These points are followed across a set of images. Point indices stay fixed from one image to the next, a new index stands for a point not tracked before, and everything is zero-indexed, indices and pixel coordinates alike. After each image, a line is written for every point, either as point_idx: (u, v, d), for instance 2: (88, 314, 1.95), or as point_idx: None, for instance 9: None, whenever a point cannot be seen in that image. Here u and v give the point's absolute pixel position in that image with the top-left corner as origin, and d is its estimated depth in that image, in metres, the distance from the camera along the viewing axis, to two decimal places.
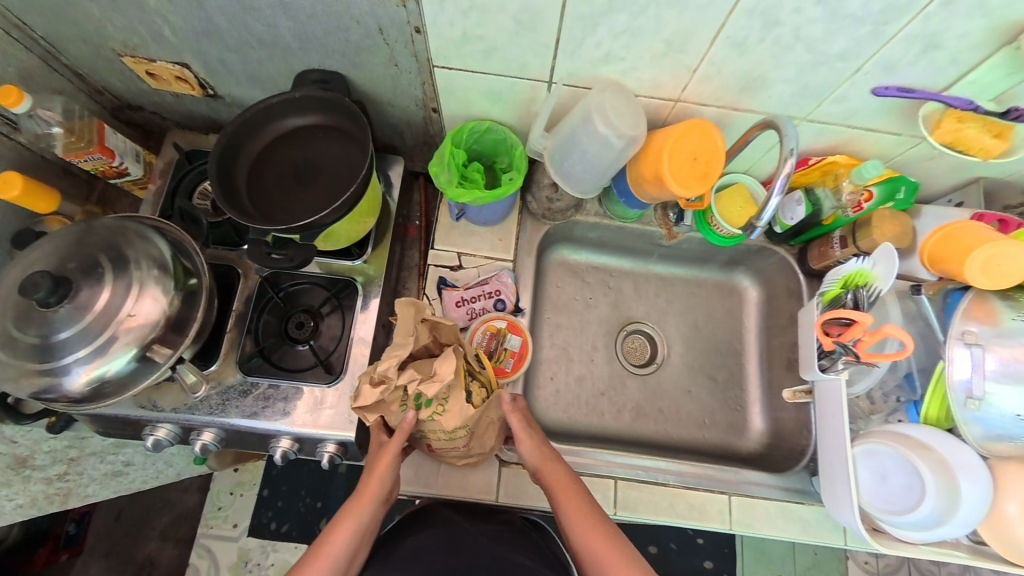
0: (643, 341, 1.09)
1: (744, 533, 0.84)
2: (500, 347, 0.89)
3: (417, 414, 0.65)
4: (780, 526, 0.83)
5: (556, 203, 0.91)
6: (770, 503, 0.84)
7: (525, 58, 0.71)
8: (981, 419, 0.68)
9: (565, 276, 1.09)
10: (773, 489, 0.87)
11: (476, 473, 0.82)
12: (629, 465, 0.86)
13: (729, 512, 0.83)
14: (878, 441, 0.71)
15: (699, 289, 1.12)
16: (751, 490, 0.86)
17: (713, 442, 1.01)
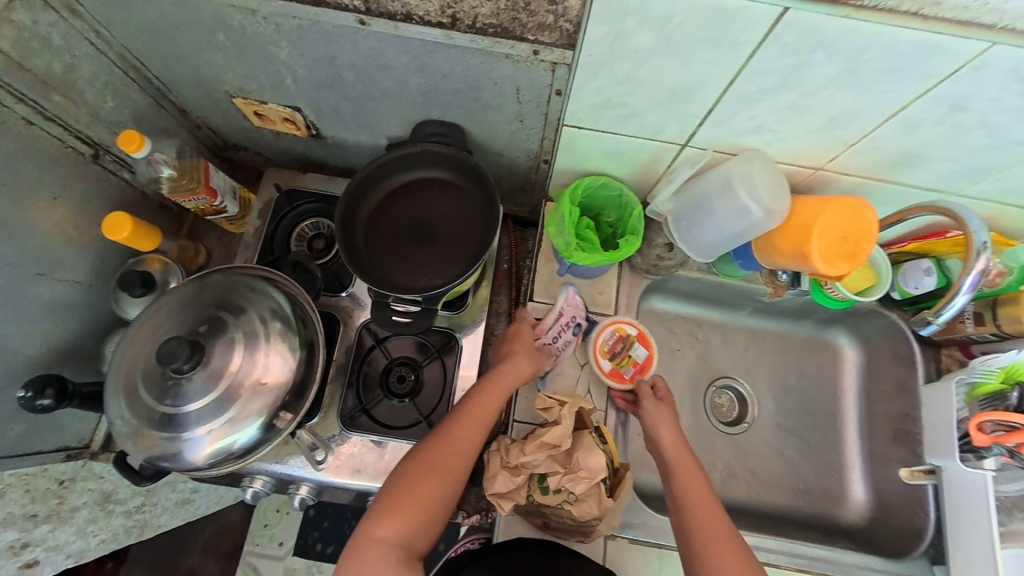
0: (731, 398, 1.05)
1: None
2: (625, 352, 0.85)
3: (545, 501, 0.62)
4: None
5: (665, 261, 0.88)
6: None
7: (667, 124, 0.70)
8: None
9: (653, 325, 1.06)
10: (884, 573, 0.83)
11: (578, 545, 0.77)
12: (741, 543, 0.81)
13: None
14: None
15: (792, 345, 1.07)
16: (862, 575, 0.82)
17: (809, 510, 0.96)
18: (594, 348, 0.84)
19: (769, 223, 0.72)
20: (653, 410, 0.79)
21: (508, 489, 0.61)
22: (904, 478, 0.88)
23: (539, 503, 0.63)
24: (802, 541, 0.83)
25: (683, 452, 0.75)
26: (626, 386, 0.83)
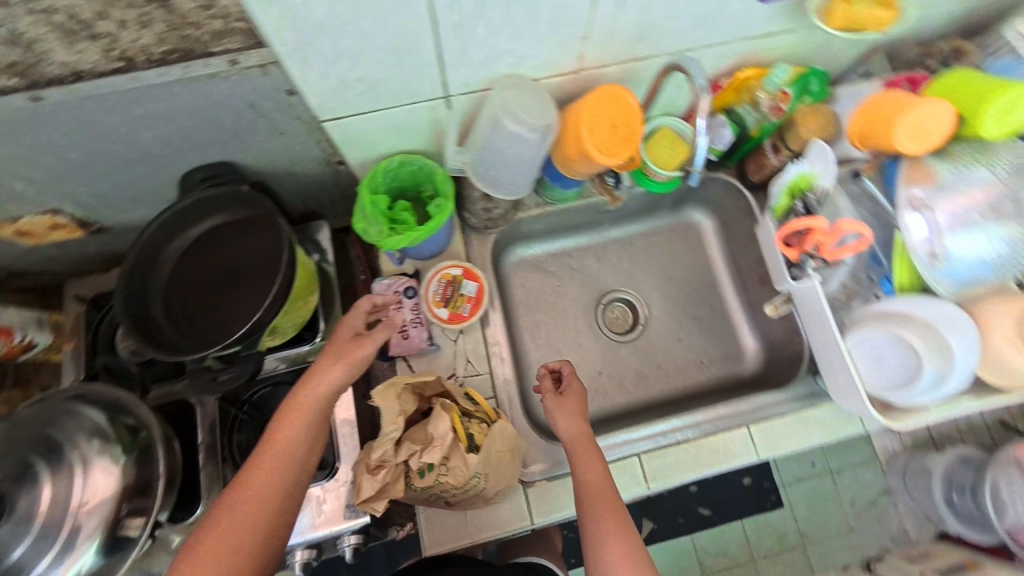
0: (622, 308, 1.09)
1: (772, 454, 0.83)
2: (455, 292, 0.83)
3: (423, 483, 0.62)
4: (803, 436, 0.81)
5: (494, 210, 0.88)
6: (787, 418, 0.82)
7: (412, 81, 0.69)
8: (949, 271, 0.68)
9: (528, 272, 1.07)
10: (786, 403, 0.84)
11: (501, 506, 0.74)
12: (654, 432, 0.83)
13: (751, 440, 0.81)
14: (872, 327, 0.71)
15: (658, 238, 1.12)
16: (766, 412, 0.84)
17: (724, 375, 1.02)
18: (426, 301, 0.82)
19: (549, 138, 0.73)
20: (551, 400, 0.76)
21: (378, 489, 0.61)
22: (772, 314, 0.89)
23: (421, 487, 0.62)
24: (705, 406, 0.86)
25: (586, 437, 0.75)
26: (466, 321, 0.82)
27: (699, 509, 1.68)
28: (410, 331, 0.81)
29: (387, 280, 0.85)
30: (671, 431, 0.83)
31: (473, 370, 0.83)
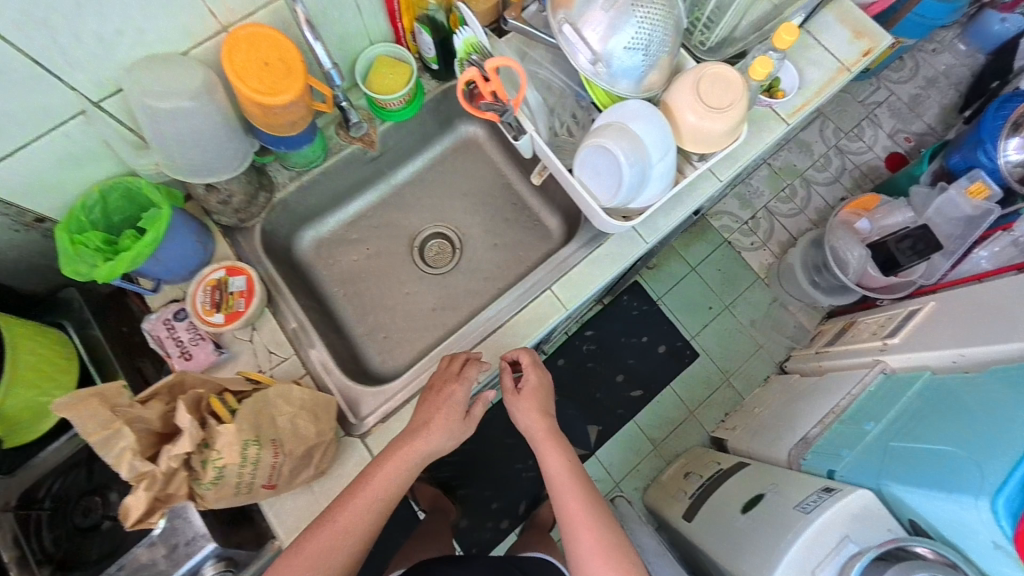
0: (439, 243, 1.10)
1: (581, 302, 0.89)
2: (224, 294, 0.79)
3: (204, 475, 0.60)
4: (597, 275, 0.89)
5: (232, 199, 0.83)
6: (580, 264, 0.89)
7: (33, 102, 0.62)
8: (617, 73, 0.73)
9: (333, 248, 1.05)
10: (579, 252, 0.90)
11: (346, 462, 0.76)
12: (472, 333, 0.87)
13: (556, 298, 0.87)
14: (592, 148, 0.73)
15: (445, 164, 1.12)
16: (563, 266, 0.90)
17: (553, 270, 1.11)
18: (194, 315, 0.78)
19: (211, 103, 0.69)
20: (512, 396, 0.81)
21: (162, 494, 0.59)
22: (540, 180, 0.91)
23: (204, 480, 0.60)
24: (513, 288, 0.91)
25: (549, 430, 0.82)
26: (246, 314, 0.79)
27: (632, 392, 1.82)
28: (192, 351, 0.78)
29: (155, 314, 0.80)
30: (488, 323, 0.87)
31: (278, 359, 0.81)
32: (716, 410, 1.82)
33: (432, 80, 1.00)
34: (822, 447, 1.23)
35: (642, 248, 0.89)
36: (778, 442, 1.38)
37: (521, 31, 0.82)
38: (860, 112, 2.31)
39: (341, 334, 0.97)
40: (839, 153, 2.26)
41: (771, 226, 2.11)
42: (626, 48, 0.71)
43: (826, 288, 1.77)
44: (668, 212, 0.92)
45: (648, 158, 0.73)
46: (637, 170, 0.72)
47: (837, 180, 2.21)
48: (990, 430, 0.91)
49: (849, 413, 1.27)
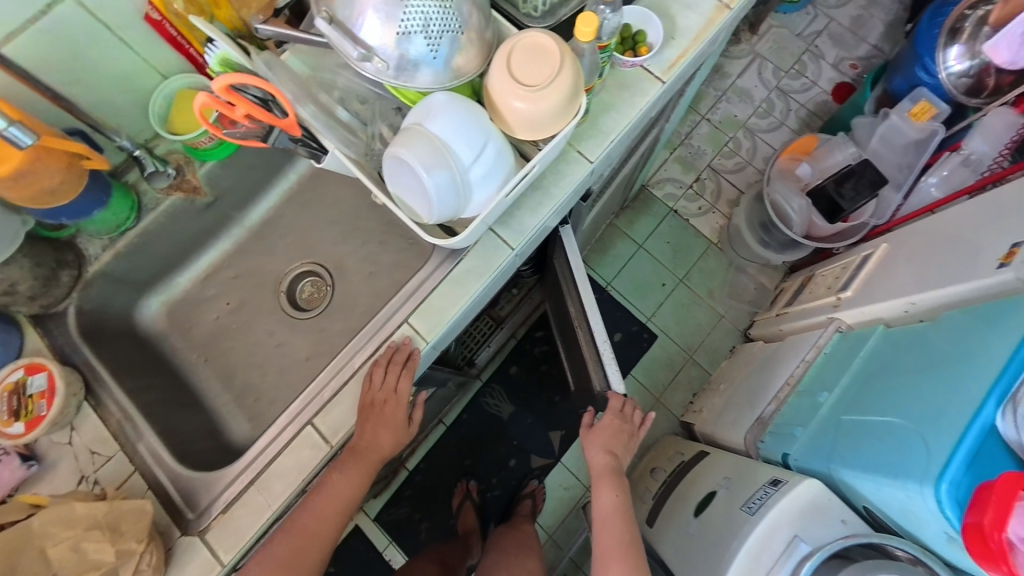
0: (311, 283, 0.99)
1: (447, 330, 0.79)
2: (19, 399, 0.68)
3: None
4: (460, 295, 0.78)
5: (18, 286, 0.73)
6: (439, 287, 0.78)
7: None
8: (411, 64, 0.63)
9: (189, 310, 0.94)
10: (437, 273, 0.79)
11: (183, 567, 0.66)
12: (324, 389, 0.76)
13: (415, 331, 0.77)
14: (395, 158, 0.61)
15: (304, 194, 1.00)
16: (421, 293, 0.79)
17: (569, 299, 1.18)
18: None
19: None
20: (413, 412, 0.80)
21: None
22: None
23: None
24: (370, 323, 0.80)
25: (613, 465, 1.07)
26: (44, 421, 0.68)
27: None
28: None
29: None
30: (343, 373, 0.76)
31: (102, 459, 0.71)
32: (684, 393, 1.74)
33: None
34: (779, 427, 1.14)
35: (509, 255, 0.78)
36: (737, 424, 1.28)
37: (281, 35, 0.67)
38: (799, 47, 2.15)
39: (202, 407, 0.87)
40: (781, 94, 2.11)
41: (718, 186, 1.98)
42: (397, 34, 0.60)
43: (778, 243, 1.63)
44: (535, 207, 0.81)
45: (459, 161, 0.62)
46: (445, 177, 0.61)
47: (782, 124, 2.07)
48: (933, 393, 0.80)
49: (805, 383, 1.17)
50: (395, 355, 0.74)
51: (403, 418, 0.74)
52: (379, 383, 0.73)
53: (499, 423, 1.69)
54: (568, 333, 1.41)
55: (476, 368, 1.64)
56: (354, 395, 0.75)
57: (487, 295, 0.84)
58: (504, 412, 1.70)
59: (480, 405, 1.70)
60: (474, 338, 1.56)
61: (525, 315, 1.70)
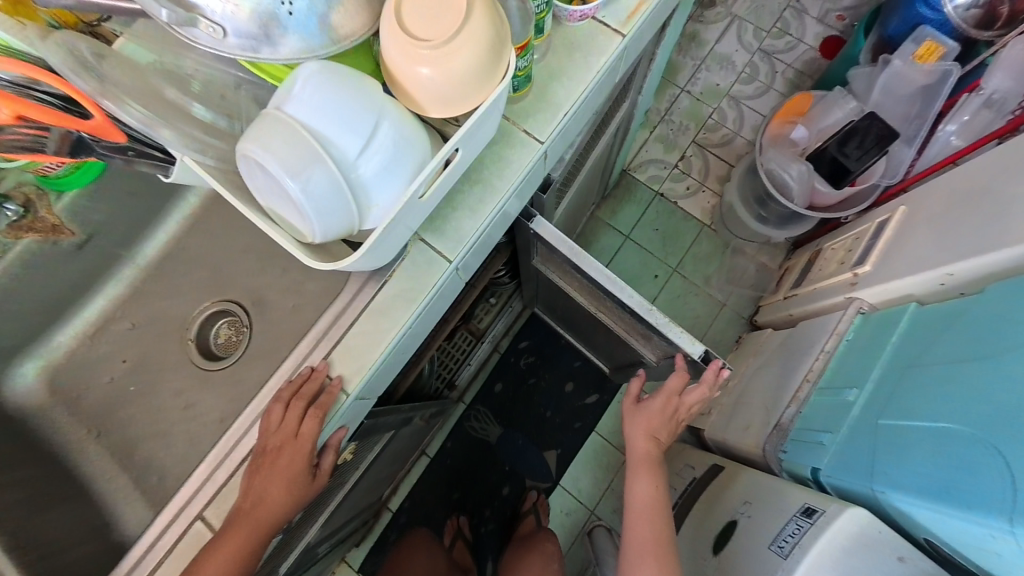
0: (225, 325, 0.82)
1: (376, 374, 0.62)
2: None
3: None
4: (387, 328, 0.60)
5: None
6: (359, 321, 0.61)
7: None
8: (259, 26, 0.45)
9: (74, 375, 0.78)
10: (354, 305, 0.62)
11: None
12: (218, 469, 0.59)
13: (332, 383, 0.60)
14: (250, 156, 0.44)
15: (204, 219, 0.83)
16: (335, 331, 0.61)
17: (582, 286, 0.95)
18: None
19: None
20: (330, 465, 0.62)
21: None
22: None
23: None
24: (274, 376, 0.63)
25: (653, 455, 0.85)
26: None
27: (587, 398, 1.56)
28: None
29: None
30: (241, 444, 0.60)
31: None
32: None
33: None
34: (801, 433, 0.97)
35: (447, 271, 0.61)
36: (750, 431, 1.11)
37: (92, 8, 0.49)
38: (779, 3, 1.97)
39: (92, 495, 0.71)
40: (764, 57, 1.94)
41: (705, 163, 1.81)
42: None
43: (778, 216, 1.44)
44: (475, 206, 0.64)
45: (342, 155, 0.45)
46: (319, 178, 0.44)
47: (769, 88, 1.90)
48: (999, 388, 0.63)
49: (826, 378, 1.01)
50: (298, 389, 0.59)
51: (308, 470, 0.58)
52: (279, 426, 0.57)
53: (487, 448, 1.54)
54: (583, 316, 1.18)
55: (457, 391, 1.50)
56: (255, 439, 0.60)
57: (426, 323, 0.66)
58: (491, 436, 1.55)
59: (464, 430, 1.55)
60: (450, 357, 1.41)
61: (506, 325, 1.55)
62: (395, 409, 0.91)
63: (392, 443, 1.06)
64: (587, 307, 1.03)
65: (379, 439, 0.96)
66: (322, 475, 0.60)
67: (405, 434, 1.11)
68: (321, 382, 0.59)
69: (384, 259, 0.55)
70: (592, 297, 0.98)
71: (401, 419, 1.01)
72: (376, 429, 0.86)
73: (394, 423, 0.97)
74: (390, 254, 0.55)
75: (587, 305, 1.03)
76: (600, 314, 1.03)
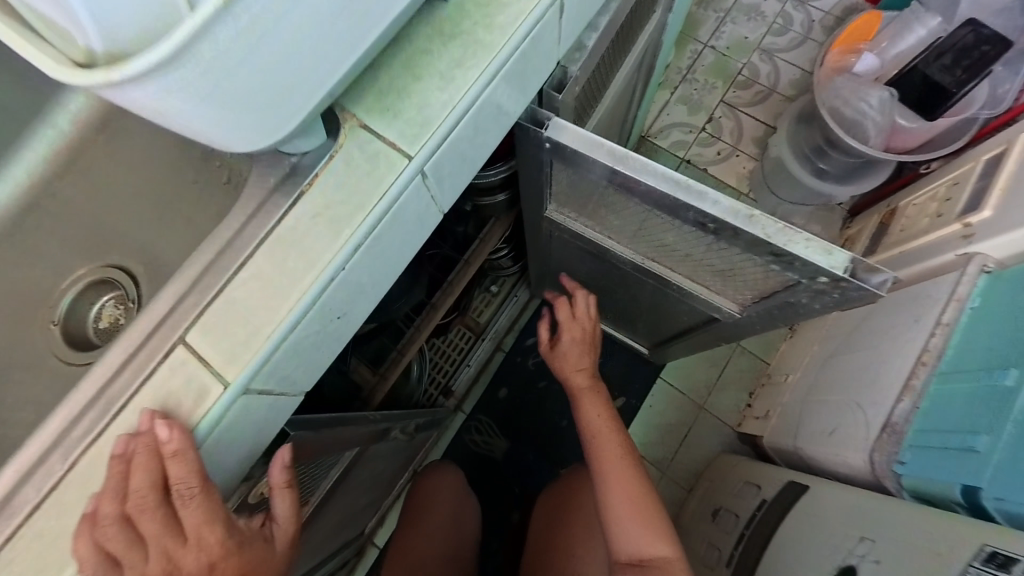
0: (109, 304, 0.58)
1: (286, 360, 0.36)
2: None
3: None
4: (300, 278, 0.35)
5: None
6: (250, 269, 0.35)
7: None
8: None
9: None
10: (244, 245, 0.36)
11: None
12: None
13: (197, 380, 0.33)
14: None
15: (74, 158, 0.58)
16: (207, 292, 0.35)
17: (626, 226, 0.70)
18: None
19: None
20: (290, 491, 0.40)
21: None
22: None
23: None
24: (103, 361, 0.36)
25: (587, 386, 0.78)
26: None
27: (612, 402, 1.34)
28: None
29: None
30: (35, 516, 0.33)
31: None
32: (738, 393, 1.34)
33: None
34: (927, 435, 0.71)
35: (405, 176, 0.36)
36: (840, 434, 0.87)
37: None
38: None
39: None
40: (799, 4, 1.68)
41: (737, 124, 1.57)
42: None
43: (838, 168, 1.18)
44: (449, 70, 0.38)
45: None
46: None
47: (806, 38, 1.65)
48: None
49: (950, 364, 0.74)
50: (145, 514, 0.33)
51: (265, 548, 0.38)
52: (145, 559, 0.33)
53: (492, 466, 1.28)
54: (620, 279, 0.92)
55: (456, 398, 1.28)
56: None
57: (380, 274, 0.41)
58: (497, 451, 1.29)
59: (464, 446, 1.29)
60: (444, 356, 1.22)
61: (511, 318, 1.33)
62: (365, 418, 0.65)
63: (368, 465, 0.80)
64: (635, 258, 0.78)
65: (347, 461, 0.70)
66: (282, 531, 0.39)
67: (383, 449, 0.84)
68: (154, 457, 0.32)
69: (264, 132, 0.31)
70: (640, 241, 0.72)
71: (378, 432, 0.74)
72: (333, 448, 0.60)
73: (367, 438, 0.71)
74: (280, 124, 0.32)
75: (633, 256, 0.78)
76: (651, 265, 0.77)
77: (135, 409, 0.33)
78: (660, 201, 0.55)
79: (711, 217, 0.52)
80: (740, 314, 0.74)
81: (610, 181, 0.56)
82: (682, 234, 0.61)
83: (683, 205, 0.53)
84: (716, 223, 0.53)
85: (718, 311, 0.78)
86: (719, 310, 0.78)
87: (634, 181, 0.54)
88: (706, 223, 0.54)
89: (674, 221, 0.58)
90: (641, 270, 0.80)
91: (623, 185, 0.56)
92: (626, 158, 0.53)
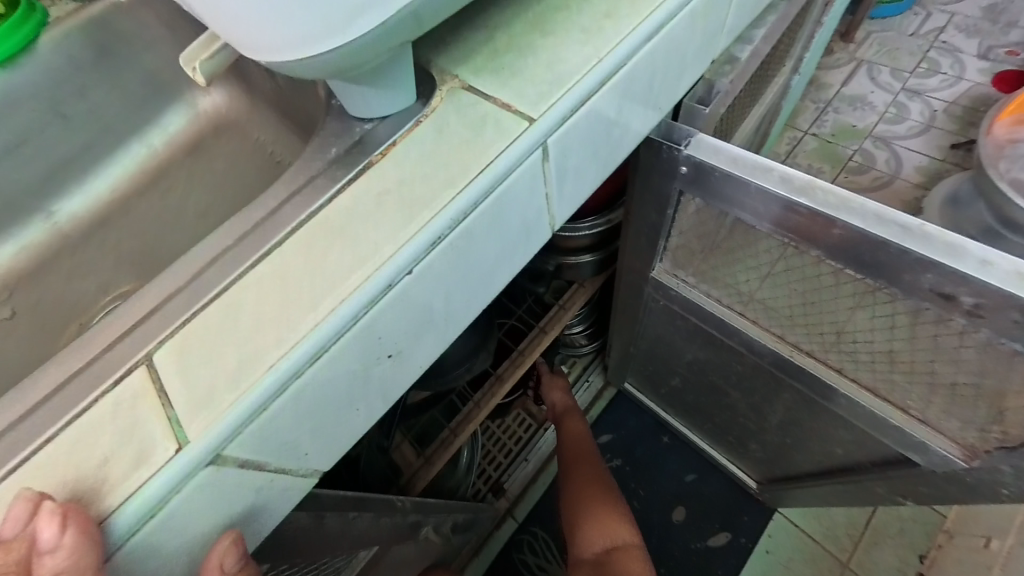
0: None
1: (293, 420, 0.21)
2: None
3: None
4: (329, 285, 0.21)
5: None
6: (265, 268, 0.23)
7: None
8: None
9: None
10: (272, 224, 0.24)
11: None
12: None
13: (141, 433, 0.19)
14: None
15: (157, 174, 0.54)
16: (198, 290, 0.23)
17: (772, 294, 0.49)
18: None
19: None
20: None
21: None
22: (200, 79, 0.32)
23: None
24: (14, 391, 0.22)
25: (568, 407, 0.87)
26: None
27: (711, 539, 1.01)
28: None
29: None
30: None
31: None
32: (900, 553, 0.94)
33: (71, 5, 0.51)
34: None
35: (515, 147, 0.24)
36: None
37: None
38: (921, 44, 1.63)
39: None
40: (914, 95, 1.54)
41: None
42: None
43: None
44: (594, 24, 0.28)
45: None
46: None
47: (929, 127, 1.47)
48: None
49: None
50: None
51: None
52: None
53: None
54: (740, 378, 0.66)
55: (507, 499, 1.03)
56: None
57: (461, 297, 0.27)
58: None
59: (512, 567, 1.01)
60: (497, 444, 1.02)
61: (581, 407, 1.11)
62: (391, 506, 0.45)
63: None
64: (775, 349, 0.52)
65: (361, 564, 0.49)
66: None
67: (406, 555, 0.59)
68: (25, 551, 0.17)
69: (301, 36, 0.20)
70: (792, 322, 0.49)
71: (407, 528, 0.54)
72: (341, 546, 0.41)
73: (391, 536, 0.50)
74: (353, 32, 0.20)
75: (773, 347, 0.52)
76: (803, 362, 0.50)
77: (25, 487, 0.19)
78: (860, 255, 0.34)
79: (972, 286, 0.30)
80: (970, 468, 0.43)
81: (778, 221, 0.38)
82: (881, 309, 0.39)
83: (915, 262, 0.32)
84: (979, 296, 0.30)
85: (919, 454, 0.47)
86: (923, 453, 0.47)
87: (824, 220, 0.35)
88: (957, 294, 0.31)
89: (882, 289, 0.36)
90: (780, 369, 0.54)
91: (797, 228, 0.37)
92: (809, 187, 0.35)
